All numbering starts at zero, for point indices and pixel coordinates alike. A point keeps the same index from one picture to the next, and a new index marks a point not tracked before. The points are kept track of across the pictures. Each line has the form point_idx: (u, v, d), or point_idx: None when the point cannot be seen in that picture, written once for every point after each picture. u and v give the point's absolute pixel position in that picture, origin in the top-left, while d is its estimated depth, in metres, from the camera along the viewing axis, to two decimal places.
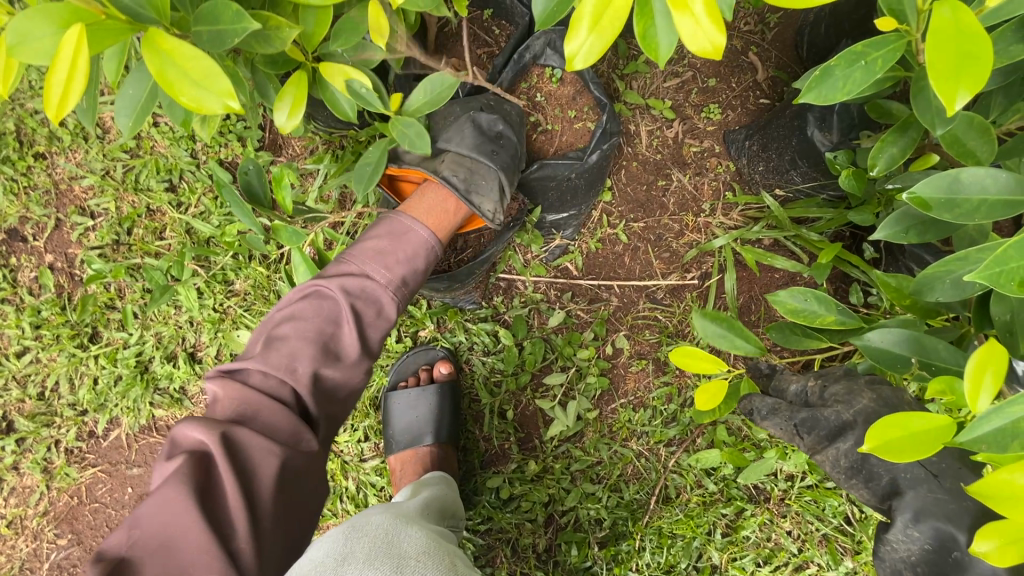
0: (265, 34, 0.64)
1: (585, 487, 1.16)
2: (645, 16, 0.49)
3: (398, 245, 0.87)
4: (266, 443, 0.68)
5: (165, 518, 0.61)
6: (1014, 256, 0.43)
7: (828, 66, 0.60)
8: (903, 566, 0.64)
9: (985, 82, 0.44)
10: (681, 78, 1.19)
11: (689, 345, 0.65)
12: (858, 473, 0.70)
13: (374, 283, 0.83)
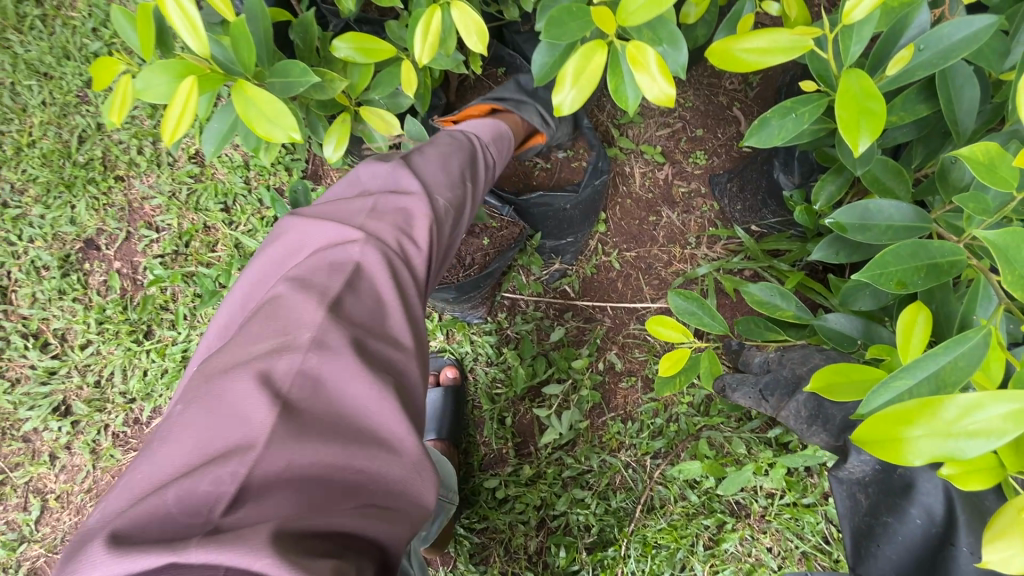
0: (322, 84, 0.83)
1: (574, 492, 1.25)
2: (615, 75, 0.64)
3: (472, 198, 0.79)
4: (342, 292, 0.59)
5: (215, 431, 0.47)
6: (891, 262, 0.55)
7: (765, 117, 0.73)
8: (857, 489, 0.69)
9: (881, 128, 0.55)
10: (672, 128, 1.36)
11: (666, 317, 0.86)
12: (818, 417, 0.77)
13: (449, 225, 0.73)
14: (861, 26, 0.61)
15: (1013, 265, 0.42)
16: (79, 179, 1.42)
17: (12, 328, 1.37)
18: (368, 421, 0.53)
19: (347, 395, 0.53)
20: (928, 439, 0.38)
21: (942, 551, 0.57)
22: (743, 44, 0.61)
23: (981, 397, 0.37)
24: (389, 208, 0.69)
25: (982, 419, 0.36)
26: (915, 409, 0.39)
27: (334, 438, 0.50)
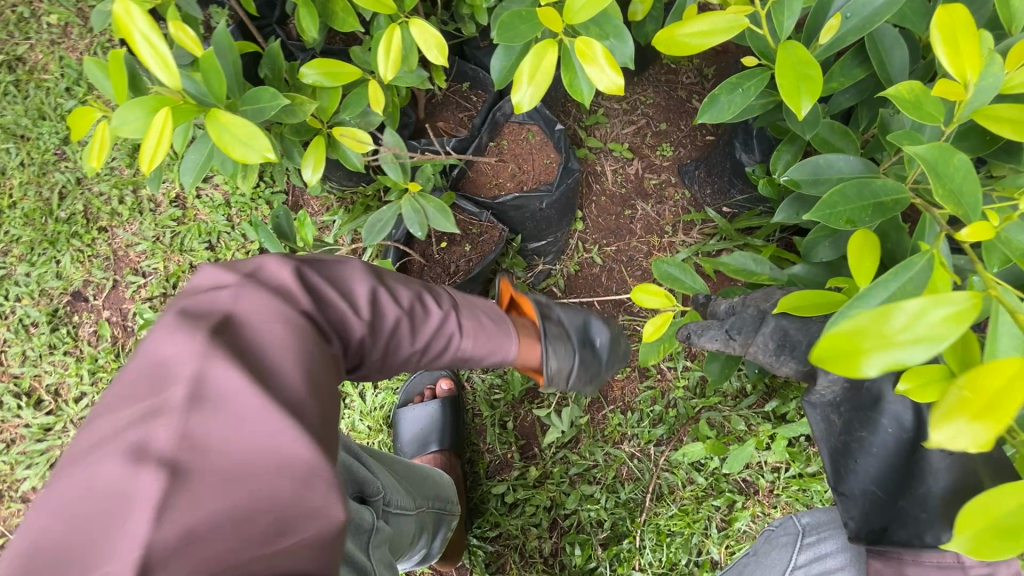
0: (292, 108, 0.86)
1: (583, 489, 1.25)
2: (570, 71, 0.72)
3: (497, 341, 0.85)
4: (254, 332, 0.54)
5: (115, 501, 0.44)
6: (839, 202, 0.59)
7: (714, 95, 0.78)
8: (829, 411, 0.74)
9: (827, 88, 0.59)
10: (637, 124, 1.42)
11: (649, 284, 0.88)
12: (785, 347, 0.80)
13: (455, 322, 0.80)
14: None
15: (939, 177, 0.46)
16: (62, 234, 1.43)
17: (4, 388, 1.37)
18: (270, 458, 0.48)
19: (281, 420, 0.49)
20: (877, 349, 0.33)
21: (914, 452, 0.65)
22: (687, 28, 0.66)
23: (935, 298, 0.32)
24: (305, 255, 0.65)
25: (923, 326, 0.32)
26: (865, 318, 0.33)
27: (258, 459, 0.48)
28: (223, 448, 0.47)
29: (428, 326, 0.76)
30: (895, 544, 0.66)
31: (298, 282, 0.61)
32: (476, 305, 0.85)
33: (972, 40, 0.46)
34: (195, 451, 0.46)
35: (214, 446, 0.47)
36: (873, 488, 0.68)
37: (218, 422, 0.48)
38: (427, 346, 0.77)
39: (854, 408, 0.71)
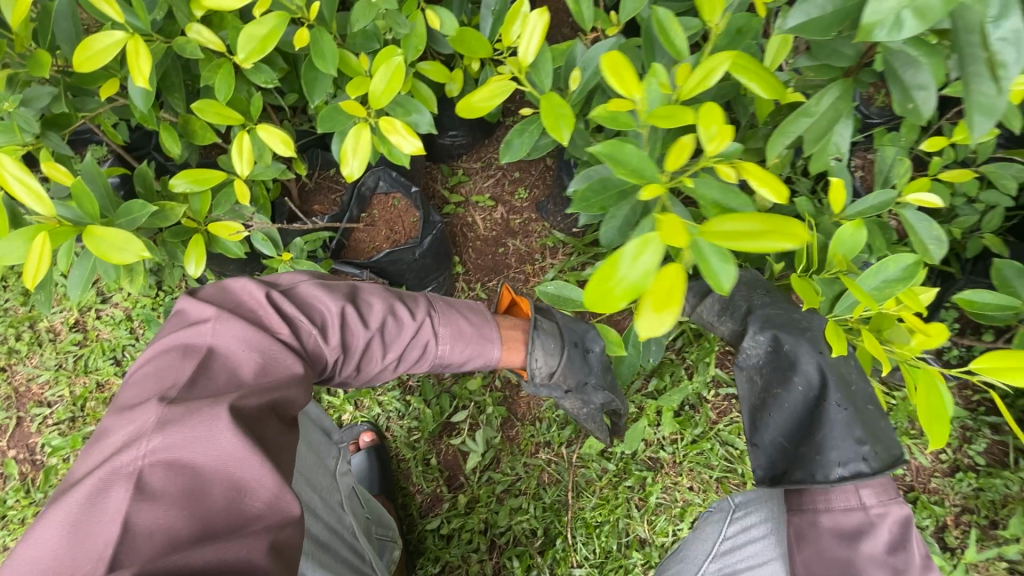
0: (165, 213, 1.00)
1: (511, 503, 1.35)
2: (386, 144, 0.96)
3: (473, 349, 0.98)
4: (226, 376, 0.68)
5: (104, 503, 0.56)
6: (592, 197, 0.84)
7: (508, 141, 1.00)
8: (753, 371, 1.00)
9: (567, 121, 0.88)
10: (495, 177, 1.65)
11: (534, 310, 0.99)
12: (727, 310, 1.08)
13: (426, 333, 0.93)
14: (541, 69, 0.97)
15: (620, 161, 0.64)
16: None
17: None
18: (232, 476, 0.60)
19: (236, 433, 0.61)
20: (619, 282, 0.44)
21: (817, 406, 0.91)
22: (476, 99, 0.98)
23: (641, 240, 0.44)
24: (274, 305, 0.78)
25: (644, 260, 0.44)
26: (604, 267, 0.44)
27: (217, 464, 0.60)
28: (191, 467, 0.60)
29: (399, 340, 0.90)
30: (792, 481, 0.88)
31: (268, 314, 0.77)
32: (449, 318, 0.96)
33: (626, 74, 0.74)
34: (172, 465, 0.59)
35: (180, 453, 0.60)
36: (780, 437, 0.94)
37: (180, 437, 0.60)
38: (402, 356, 0.91)
39: (770, 372, 0.98)
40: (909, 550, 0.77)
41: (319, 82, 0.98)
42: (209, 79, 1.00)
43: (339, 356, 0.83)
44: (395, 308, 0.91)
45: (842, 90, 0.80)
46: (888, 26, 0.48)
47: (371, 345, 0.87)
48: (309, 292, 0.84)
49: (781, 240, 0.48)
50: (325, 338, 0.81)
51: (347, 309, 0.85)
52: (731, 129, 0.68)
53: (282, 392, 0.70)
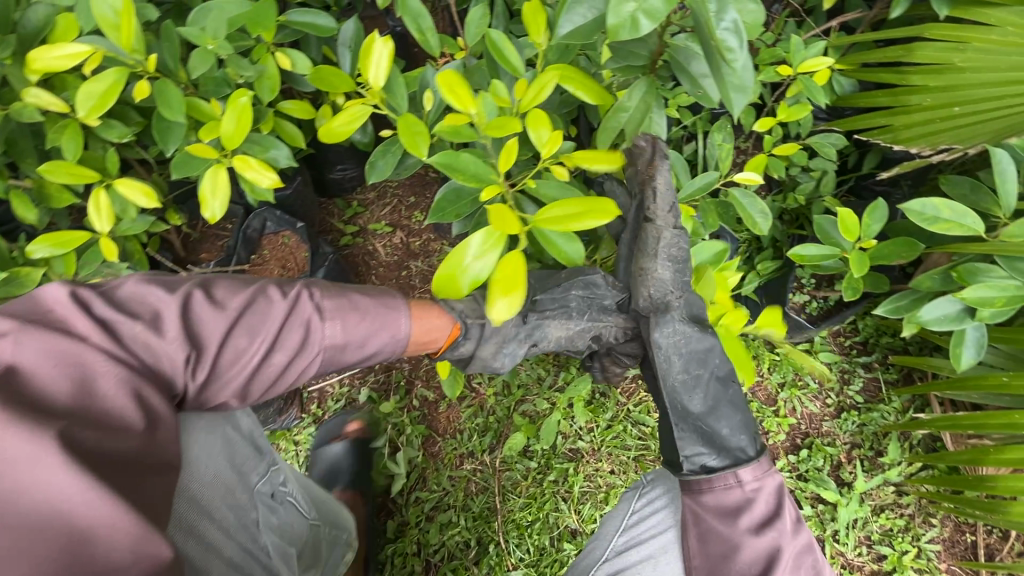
0: (21, 281, 0.97)
1: (441, 519, 1.36)
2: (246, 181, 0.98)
3: (381, 326, 0.86)
4: None
5: None
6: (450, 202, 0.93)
7: (373, 163, 1.05)
8: (670, 354, 0.95)
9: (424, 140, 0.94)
10: (391, 204, 1.69)
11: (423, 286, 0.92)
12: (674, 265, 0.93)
13: (307, 311, 0.81)
14: (395, 94, 1.04)
15: (452, 166, 0.81)
16: None
17: None
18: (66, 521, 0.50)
19: (64, 467, 0.50)
20: (463, 278, 0.71)
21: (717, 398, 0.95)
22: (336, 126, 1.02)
23: (478, 249, 0.71)
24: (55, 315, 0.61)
25: (480, 262, 0.72)
26: (454, 264, 0.71)
27: (41, 513, 0.50)
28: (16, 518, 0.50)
29: (273, 325, 0.76)
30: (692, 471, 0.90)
31: (82, 321, 0.61)
32: (336, 296, 0.84)
33: (460, 89, 0.88)
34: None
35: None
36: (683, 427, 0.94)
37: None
38: (286, 345, 0.77)
39: (683, 359, 0.95)
40: (782, 517, 0.82)
41: (172, 131, 0.99)
42: (55, 140, 0.99)
43: (184, 352, 0.68)
44: (255, 295, 0.78)
45: (647, 84, 0.91)
46: (628, 28, 0.62)
47: (234, 337, 0.73)
48: (135, 298, 0.69)
49: (597, 216, 0.72)
50: (153, 337, 0.66)
51: (193, 300, 0.72)
52: (556, 133, 0.87)
53: (144, 406, 0.60)
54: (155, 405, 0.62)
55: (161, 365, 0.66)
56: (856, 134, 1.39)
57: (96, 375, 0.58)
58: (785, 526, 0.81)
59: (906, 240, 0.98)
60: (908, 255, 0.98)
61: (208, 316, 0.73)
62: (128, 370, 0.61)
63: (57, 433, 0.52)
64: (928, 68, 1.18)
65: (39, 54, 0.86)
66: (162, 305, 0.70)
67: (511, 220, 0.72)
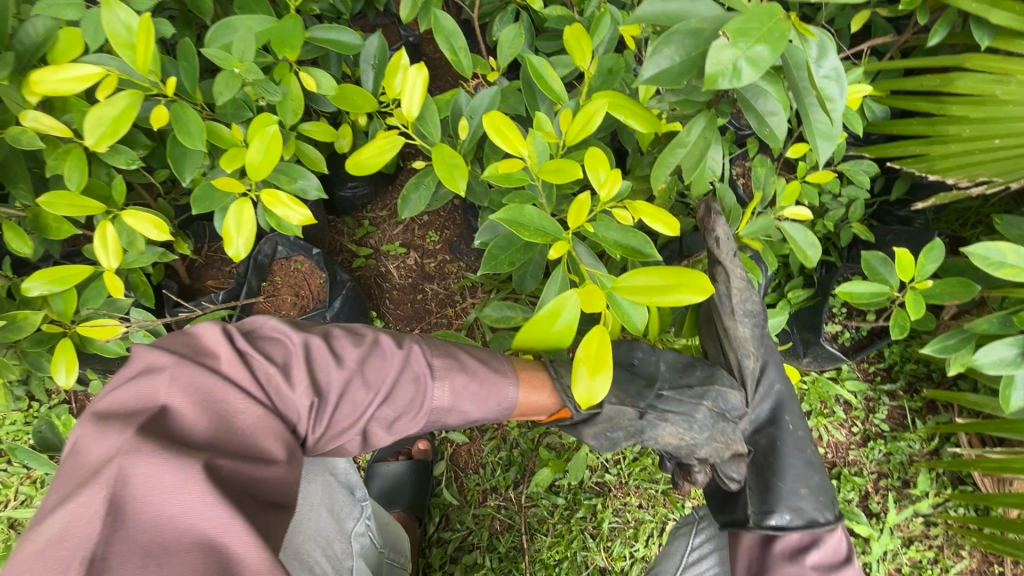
0: (17, 324, 0.88)
1: (466, 560, 1.31)
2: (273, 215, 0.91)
3: (489, 395, 0.77)
4: (143, 437, 0.51)
5: None
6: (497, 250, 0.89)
7: (406, 194, 0.98)
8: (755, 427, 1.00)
9: (462, 180, 0.88)
10: (404, 223, 1.62)
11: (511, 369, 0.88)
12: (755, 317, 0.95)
13: (419, 366, 0.74)
14: (427, 122, 0.97)
15: (516, 219, 0.75)
16: None
17: None
18: (207, 545, 0.49)
19: (213, 500, 0.49)
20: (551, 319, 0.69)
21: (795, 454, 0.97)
22: (365, 155, 0.95)
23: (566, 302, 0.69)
24: (208, 351, 0.62)
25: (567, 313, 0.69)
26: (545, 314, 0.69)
27: (185, 544, 0.48)
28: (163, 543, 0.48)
29: (388, 379, 0.70)
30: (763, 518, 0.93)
31: (224, 354, 0.61)
32: (446, 355, 0.76)
33: (511, 128, 0.82)
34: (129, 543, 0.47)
35: (137, 538, 0.48)
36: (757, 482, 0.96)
37: (143, 514, 0.49)
38: (395, 404, 0.70)
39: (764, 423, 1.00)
40: (819, 549, 0.89)
41: (188, 158, 0.91)
42: (56, 168, 0.89)
43: (310, 400, 0.64)
44: (371, 345, 0.72)
45: (706, 119, 0.87)
46: (728, 75, 0.56)
47: (350, 390, 0.68)
48: (272, 338, 0.67)
49: (690, 292, 0.66)
50: (282, 383, 0.63)
51: (317, 345, 0.68)
52: (616, 170, 0.79)
53: (272, 446, 0.59)
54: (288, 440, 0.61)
55: (283, 408, 0.63)
56: (887, 160, 1.36)
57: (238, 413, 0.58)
58: (817, 561, 0.88)
59: (961, 280, 0.96)
60: (962, 295, 0.96)
61: (326, 362, 0.68)
62: (261, 409, 0.60)
63: (206, 464, 0.51)
64: (969, 98, 1.07)
65: (43, 76, 0.78)
66: (289, 344, 0.67)
67: (599, 296, 0.70)
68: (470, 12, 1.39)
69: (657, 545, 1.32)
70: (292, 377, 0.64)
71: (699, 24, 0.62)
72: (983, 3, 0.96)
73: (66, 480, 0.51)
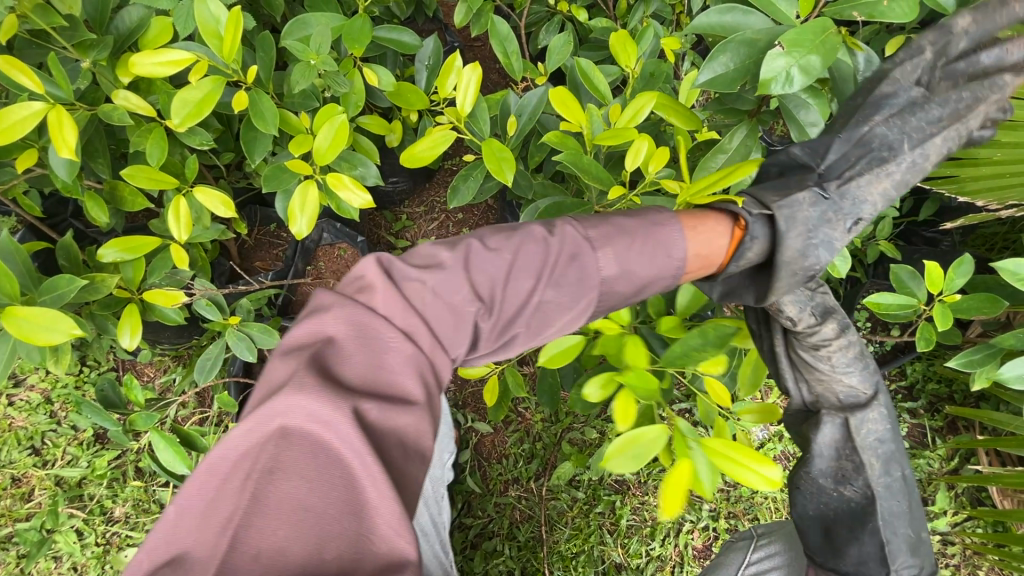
0: (94, 286, 0.95)
1: (485, 547, 1.34)
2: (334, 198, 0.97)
3: (657, 250, 0.69)
4: (308, 375, 0.52)
5: (205, 510, 0.49)
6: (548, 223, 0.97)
7: (454, 186, 1.04)
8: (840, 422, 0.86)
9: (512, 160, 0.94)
10: (439, 219, 1.68)
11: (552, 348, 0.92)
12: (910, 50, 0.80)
13: (574, 242, 0.67)
14: (479, 118, 1.04)
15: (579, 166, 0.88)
16: None
17: None
18: (346, 491, 0.50)
19: (359, 441, 0.51)
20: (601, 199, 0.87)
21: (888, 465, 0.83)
22: (420, 148, 1.01)
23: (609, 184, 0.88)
24: (373, 279, 0.62)
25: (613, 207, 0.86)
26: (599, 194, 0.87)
27: (334, 478, 0.50)
28: (308, 484, 0.50)
29: (549, 261, 0.66)
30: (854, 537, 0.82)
31: (379, 286, 0.61)
32: (601, 226, 0.70)
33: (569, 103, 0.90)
34: (280, 478, 0.50)
35: (289, 474, 0.50)
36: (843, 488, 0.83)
37: (298, 445, 0.51)
38: (558, 286, 0.66)
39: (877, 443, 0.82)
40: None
41: (259, 141, 0.98)
42: (138, 144, 0.97)
43: (474, 304, 0.64)
44: (520, 232, 0.68)
45: (748, 129, 0.92)
46: (781, 81, 0.61)
47: (512, 278, 0.65)
48: (424, 251, 0.67)
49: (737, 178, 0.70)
50: (441, 292, 0.63)
51: (472, 250, 0.66)
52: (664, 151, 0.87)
53: (414, 391, 0.58)
54: (433, 380, 0.61)
55: (437, 326, 0.62)
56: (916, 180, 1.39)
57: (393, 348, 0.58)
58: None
59: (988, 296, 0.99)
60: (989, 312, 0.99)
61: (479, 274, 0.65)
62: (412, 346, 0.59)
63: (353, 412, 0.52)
64: None
65: (141, 59, 0.86)
66: (438, 252, 0.66)
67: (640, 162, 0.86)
68: (517, 20, 1.46)
69: (673, 545, 1.35)
70: (444, 293, 0.63)
71: (753, 35, 0.68)
72: None
73: (250, 401, 0.55)
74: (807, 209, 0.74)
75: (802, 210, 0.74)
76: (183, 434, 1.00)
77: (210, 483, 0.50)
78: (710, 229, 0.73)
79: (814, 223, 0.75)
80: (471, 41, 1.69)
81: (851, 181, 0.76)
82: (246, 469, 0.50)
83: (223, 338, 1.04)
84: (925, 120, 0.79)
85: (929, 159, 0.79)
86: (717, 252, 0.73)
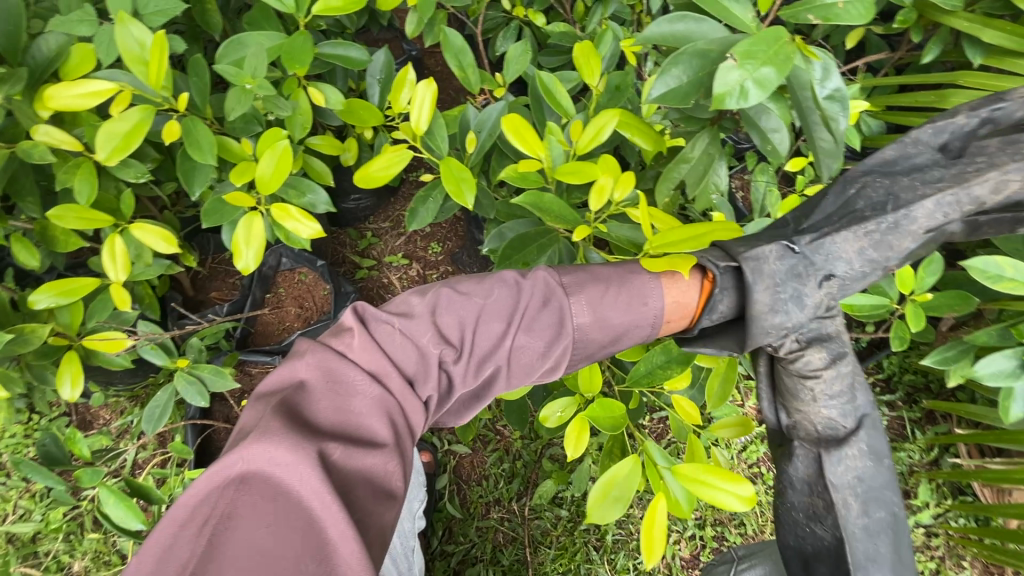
0: (25, 337, 0.88)
1: (468, 573, 1.31)
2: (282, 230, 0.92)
3: (632, 298, 0.77)
4: (273, 417, 0.56)
5: (165, 552, 0.50)
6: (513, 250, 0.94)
7: (413, 207, 0.99)
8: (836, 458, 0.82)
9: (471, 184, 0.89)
10: (406, 235, 1.63)
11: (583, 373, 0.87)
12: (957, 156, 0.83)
13: (549, 289, 0.75)
14: (435, 136, 0.98)
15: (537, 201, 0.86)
16: None
17: None
18: (306, 532, 0.52)
19: (319, 483, 0.53)
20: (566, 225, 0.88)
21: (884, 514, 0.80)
22: (374, 170, 0.96)
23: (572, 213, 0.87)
24: (346, 329, 0.68)
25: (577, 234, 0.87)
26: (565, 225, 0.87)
27: (293, 520, 0.52)
28: (269, 527, 0.52)
29: (525, 307, 0.74)
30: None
31: (356, 331, 0.67)
32: (575, 273, 0.78)
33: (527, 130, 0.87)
34: (241, 522, 0.51)
35: (251, 516, 0.52)
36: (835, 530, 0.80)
37: (262, 488, 0.53)
38: (532, 329, 0.74)
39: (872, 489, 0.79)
40: None
41: (198, 171, 0.92)
42: (66, 181, 0.90)
43: (442, 347, 0.70)
44: (492, 278, 0.76)
45: (710, 136, 0.90)
46: (737, 95, 0.58)
47: (482, 323, 0.73)
48: (400, 304, 0.74)
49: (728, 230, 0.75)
50: (414, 333, 0.70)
51: (443, 294, 0.73)
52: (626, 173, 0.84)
53: (381, 430, 0.62)
54: (400, 423, 0.65)
55: (410, 366, 0.68)
56: None
57: (366, 389, 0.63)
58: None
59: (959, 294, 0.98)
60: (960, 308, 0.98)
61: (446, 319, 0.72)
62: (380, 388, 0.64)
63: (317, 453, 0.55)
64: None
65: (57, 91, 0.79)
66: (414, 300, 0.73)
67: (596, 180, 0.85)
68: (475, 27, 1.41)
69: (660, 558, 1.32)
70: (416, 336, 0.70)
71: (706, 45, 0.64)
72: (975, 21, 1.02)
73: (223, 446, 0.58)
74: (777, 270, 0.77)
75: (767, 269, 0.77)
76: (133, 485, 0.94)
77: (175, 526, 0.52)
78: (677, 280, 0.80)
79: (781, 276, 0.77)
80: (430, 49, 1.64)
81: (828, 237, 0.78)
82: (208, 513, 0.52)
83: (172, 384, 0.98)
84: (919, 181, 0.80)
85: (916, 222, 0.78)
86: (689, 307, 0.80)
